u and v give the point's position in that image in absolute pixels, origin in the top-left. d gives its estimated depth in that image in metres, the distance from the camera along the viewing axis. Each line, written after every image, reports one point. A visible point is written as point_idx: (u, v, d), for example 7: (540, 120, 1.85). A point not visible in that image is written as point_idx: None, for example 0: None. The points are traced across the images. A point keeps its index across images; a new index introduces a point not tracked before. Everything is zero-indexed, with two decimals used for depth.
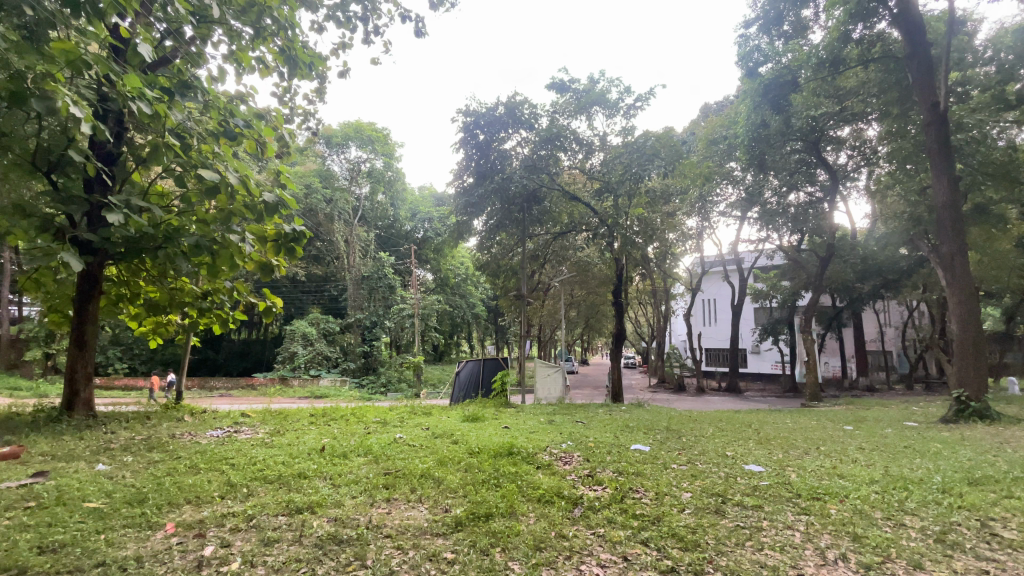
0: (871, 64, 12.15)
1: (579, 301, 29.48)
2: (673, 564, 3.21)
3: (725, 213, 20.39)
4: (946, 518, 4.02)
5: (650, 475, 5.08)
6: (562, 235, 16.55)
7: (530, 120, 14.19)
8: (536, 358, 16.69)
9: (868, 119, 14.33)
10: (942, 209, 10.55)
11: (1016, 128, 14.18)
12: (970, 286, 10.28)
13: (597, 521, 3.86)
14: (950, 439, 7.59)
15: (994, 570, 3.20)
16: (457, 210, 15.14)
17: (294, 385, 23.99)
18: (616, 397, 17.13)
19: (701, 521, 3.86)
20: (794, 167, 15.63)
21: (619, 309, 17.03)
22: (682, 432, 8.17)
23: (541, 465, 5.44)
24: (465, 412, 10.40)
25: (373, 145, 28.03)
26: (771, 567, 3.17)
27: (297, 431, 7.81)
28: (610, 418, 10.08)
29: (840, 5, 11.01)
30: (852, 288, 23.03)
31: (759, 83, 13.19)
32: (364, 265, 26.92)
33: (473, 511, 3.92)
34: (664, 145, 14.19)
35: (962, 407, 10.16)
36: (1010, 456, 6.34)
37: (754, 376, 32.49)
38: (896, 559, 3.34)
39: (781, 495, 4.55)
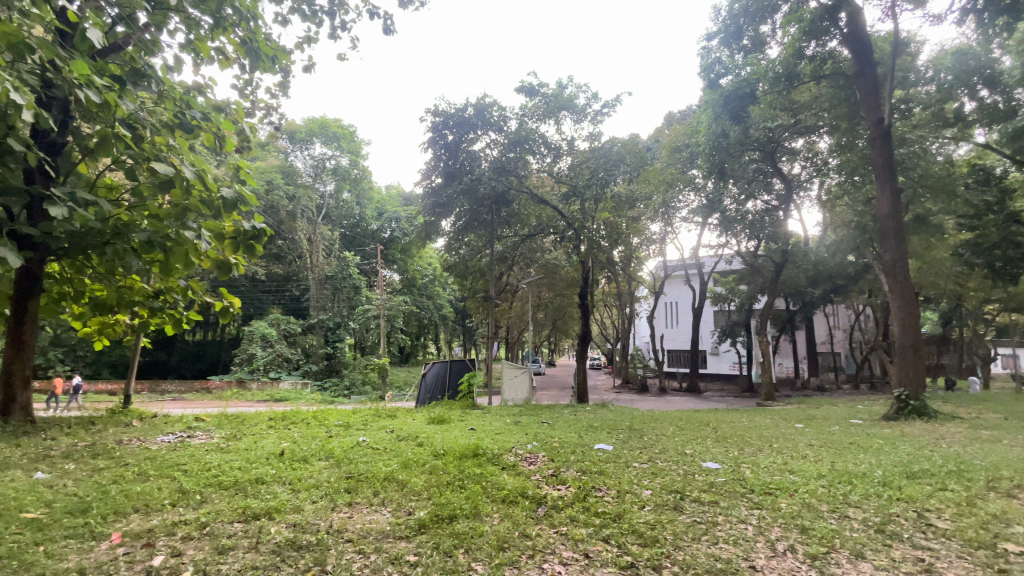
0: (823, 80, 12.76)
1: (546, 302, 29.74)
2: (633, 559, 3.28)
3: (687, 219, 21.01)
4: (886, 510, 4.27)
5: (613, 474, 5.18)
6: (529, 237, 16.58)
7: (499, 122, 14.19)
8: (504, 360, 16.59)
9: (820, 133, 15.28)
10: (886, 218, 11.16)
11: (953, 144, 15.27)
12: (910, 291, 10.91)
13: (561, 520, 3.90)
14: (892, 435, 8.05)
15: (928, 557, 3.42)
16: (424, 210, 14.96)
17: (251, 388, 23.19)
18: (581, 397, 17.36)
19: (660, 518, 3.97)
20: (752, 176, 16.26)
21: (585, 311, 17.20)
22: (643, 431, 8.35)
23: (506, 467, 5.45)
24: (431, 414, 10.31)
25: (338, 142, 27.54)
26: (725, 560, 3.30)
27: (255, 435, 7.56)
28: (575, 418, 10.23)
29: (794, 22, 11.56)
30: (804, 292, 24.14)
31: (719, 94, 13.61)
32: (327, 265, 26.29)
33: (437, 513, 3.91)
34: (629, 151, 14.48)
35: (902, 406, 10.80)
36: (944, 451, 6.78)
37: (712, 376, 33.62)
38: (840, 549, 3.53)
39: (736, 490, 4.73)
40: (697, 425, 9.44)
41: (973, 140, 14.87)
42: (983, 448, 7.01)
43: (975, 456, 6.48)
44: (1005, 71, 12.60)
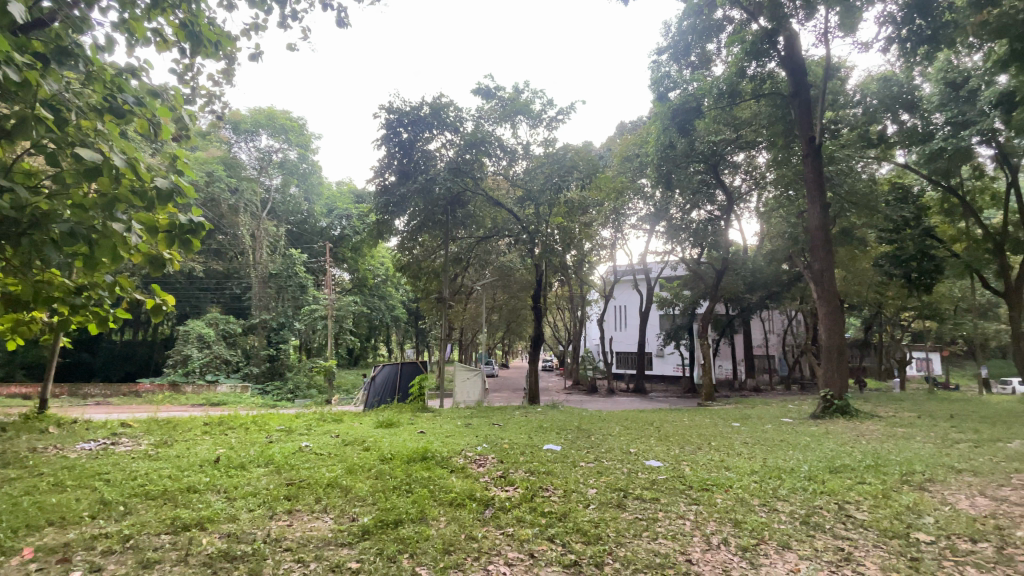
0: (762, 98, 13.54)
1: (500, 305, 29.85)
2: (576, 558, 3.35)
3: (637, 225, 21.75)
4: (811, 503, 4.59)
5: (560, 474, 5.28)
6: (484, 239, 16.52)
7: (455, 123, 14.13)
8: (456, 361, 16.45)
9: (758, 148, 16.25)
10: (815, 230, 11.96)
11: (876, 163, 16.62)
12: (836, 298, 11.73)
13: (507, 521, 3.94)
14: (818, 433, 8.66)
15: (848, 547, 3.69)
16: (376, 209, 14.56)
17: (186, 391, 21.86)
18: (532, 398, 17.53)
19: (604, 515, 4.08)
20: (696, 186, 17.11)
21: (538, 314, 17.33)
22: (591, 431, 8.55)
23: (455, 470, 5.40)
24: (379, 418, 10.09)
25: (286, 135, 26.46)
26: (663, 555, 3.43)
27: (188, 442, 7.12)
28: (525, 420, 10.31)
29: (738, 43, 12.24)
30: (743, 298, 25.51)
31: (668, 107, 14.13)
32: (272, 263, 25.12)
33: (382, 518, 3.84)
34: (582, 159, 15.29)
35: (827, 405, 11.64)
36: (863, 447, 7.35)
37: (658, 377, 34.93)
38: (768, 540, 3.76)
39: (675, 487, 4.94)
40: (642, 424, 9.79)
41: (893, 161, 16.30)
42: (895, 443, 7.65)
43: (888, 451, 7.07)
44: (923, 97, 14.43)
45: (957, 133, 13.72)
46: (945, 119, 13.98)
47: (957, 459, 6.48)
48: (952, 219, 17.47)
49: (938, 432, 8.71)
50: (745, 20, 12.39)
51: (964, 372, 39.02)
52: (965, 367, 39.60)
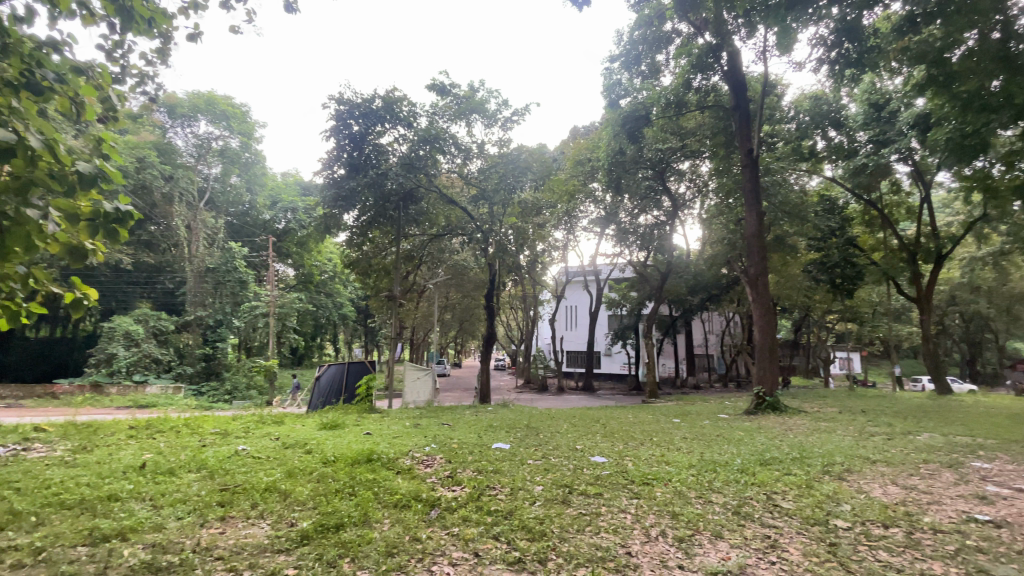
0: (706, 110, 14.19)
1: (453, 304, 29.64)
2: (521, 555, 3.40)
3: (588, 228, 22.23)
4: (742, 494, 4.88)
5: (507, 472, 5.32)
6: (437, 237, 16.41)
7: (409, 118, 13.90)
8: (406, 361, 16.18)
9: (702, 157, 17.02)
10: (752, 237, 12.66)
11: (807, 176, 17.80)
12: (770, 301, 12.45)
13: (453, 521, 3.93)
14: (751, 428, 9.19)
15: (774, 535, 3.94)
16: (324, 202, 14.00)
17: (109, 393, 20.24)
18: (483, 398, 17.55)
19: (549, 512, 4.16)
20: (644, 192, 17.77)
21: (491, 313, 17.33)
22: (540, 429, 8.68)
23: (401, 471, 5.32)
24: (323, 420, 9.77)
25: (228, 122, 24.83)
26: (604, 549, 3.54)
27: (111, 447, 6.62)
28: (475, 419, 10.30)
29: (684, 56, 12.82)
30: (685, 300, 26.64)
31: (619, 113, 14.55)
32: (209, 256, 23.72)
33: (322, 522, 3.73)
34: (535, 160, 15.60)
35: (759, 402, 12.34)
36: (790, 441, 7.87)
37: (606, 376, 35.91)
38: (702, 531, 3.96)
39: (619, 482, 5.10)
40: (589, 421, 10.04)
41: (822, 174, 17.54)
42: (819, 436, 8.24)
43: (812, 444, 7.61)
44: (848, 117, 15.65)
45: (878, 151, 15.23)
46: (867, 137, 15.36)
47: (871, 450, 7.07)
48: (872, 230, 19.01)
49: (856, 426, 9.46)
50: (692, 34, 12.93)
51: (879, 371, 42.57)
52: (882, 366, 43.23)
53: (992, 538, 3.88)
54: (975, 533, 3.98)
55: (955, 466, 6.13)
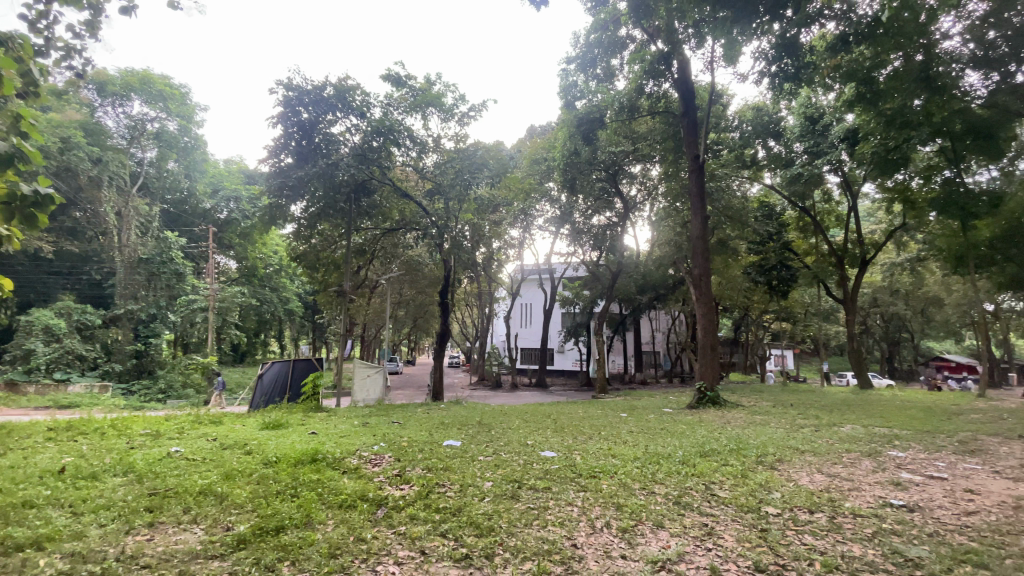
0: (657, 116, 14.66)
1: (406, 300, 29.16)
2: (468, 551, 3.41)
3: (543, 227, 22.46)
4: (683, 484, 5.09)
5: (458, 469, 5.31)
6: (391, 232, 16.14)
7: (362, 108, 13.51)
8: (356, 358, 15.70)
9: (653, 161, 17.59)
10: (697, 240, 13.21)
11: (749, 183, 18.76)
12: (712, 300, 13.04)
13: (400, 519, 3.88)
14: (692, 421, 9.61)
15: (711, 523, 4.14)
16: (269, 192, 13.30)
17: (25, 392, 18.47)
18: (435, 396, 17.35)
19: (497, 507, 4.18)
20: (597, 193, 18.22)
21: (445, 310, 17.17)
22: (492, 426, 8.72)
23: (347, 471, 5.19)
24: (265, 419, 9.36)
25: (165, 102, 23.16)
26: (550, 542, 3.61)
27: (23, 451, 6.08)
28: (426, 417, 10.20)
29: (637, 62, 13.19)
30: (635, 299, 27.46)
31: (574, 115, 15.09)
32: (142, 246, 22.17)
33: (261, 525, 3.59)
34: (492, 157, 15.64)
35: (701, 397, 12.96)
36: (729, 433, 8.29)
37: (558, 373, 36.49)
38: (644, 521, 4.11)
39: (567, 476, 5.21)
40: (539, 417, 10.19)
41: (762, 182, 18.55)
42: (755, 429, 8.73)
43: (749, 436, 8.04)
44: (787, 128, 16.62)
45: (812, 161, 16.19)
46: (803, 149, 16.35)
47: (801, 441, 7.56)
48: (806, 235, 20.29)
49: (788, 419, 10.11)
50: (645, 41, 13.28)
51: (810, 368, 45.59)
52: (812, 363, 46.29)
53: (904, 521, 4.25)
54: (890, 517, 4.35)
55: (873, 455, 6.67)
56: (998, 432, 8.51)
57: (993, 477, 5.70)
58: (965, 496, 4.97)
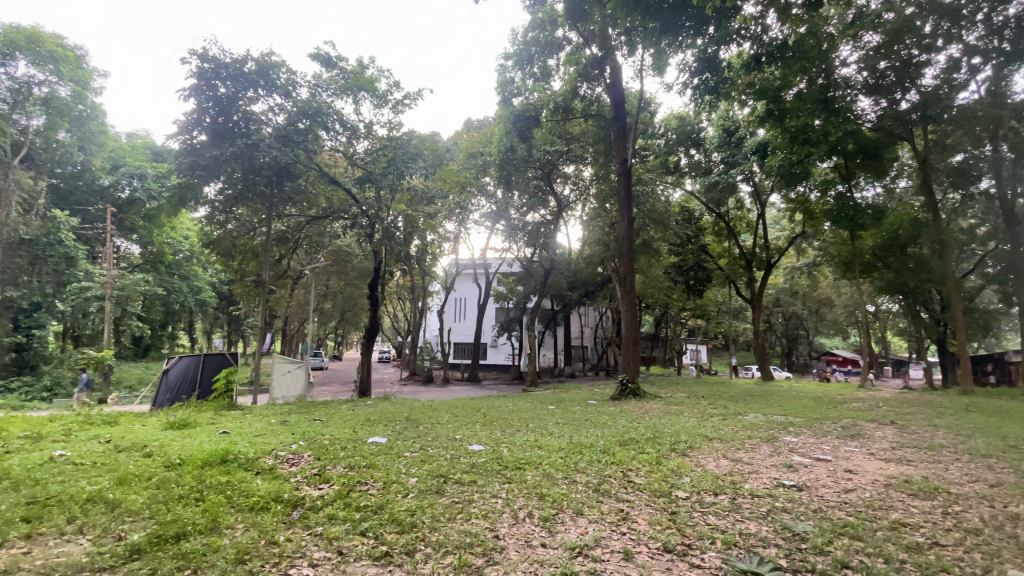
0: (590, 119, 15.12)
1: (334, 292, 28.01)
2: (388, 548, 3.36)
3: (478, 221, 22.45)
4: (602, 472, 5.34)
5: (382, 466, 5.20)
6: (317, 220, 15.38)
7: (287, 86, 12.74)
8: (276, 353, 14.85)
9: (585, 162, 18.14)
10: (623, 239, 13.75)
11: (672, 188, 19.90)
12: (636, 298, 13.65)
13: (317, 520, 3.75)
14: (615, 412, 10.08)
15: (626, 508, 4.37)
16: (178, 171, 12.17)
17: None
18: (362, 392, 16.84)
19: (421, 503, 4.16)
20: (532, 191, 18.53)
21: (374, 303, 16.65)
22: (420, 421, 8.62)
23: (261, 472, 4.92)
24: (168, 418, 8.62)
25: (56, 65, 20.59)
26: (473, 535, 3.64)
27: None
28: (351, 413, 9.87)
29: (572, 64, 13.49)
30: (565, 296, 28.23)
31: (511, 112, 15.16)
32: (25, 225, 19.18)
33: (158, 533, 3.32)
34: (427, 148, 15.43)
35: (624, 389, 13.56)
36: (647, 422, 8.79)
37: (489, 367, 36.74)
38: (565, 509, 4.26)
39: (493, 468, 5.27)
40: (469, 411, 10.22)
41: (684, 188, 19.76)
42: (670, 418, 9.32)
43: (664, 425, 8.57)
44: (707, 139, 17.78)
45: (727, 171, 17.43)
46: (720, 158, 17.61)
47: (710, 429, 8.18)
48: (720, 240, 21.85)
49: (700, 409, 10.88)
50: (581, 44, 13.59)
51: (722, 362, 49.23)
52: (724, 357, 50.02)
53: (794, 499, 4.74)
54: (782, 496, 4.82)
55: (771, 441, 7.35)
56: (873, 418, 9.68)
57: (868, 458, 6.50)
58: (844, 476, 5.63)
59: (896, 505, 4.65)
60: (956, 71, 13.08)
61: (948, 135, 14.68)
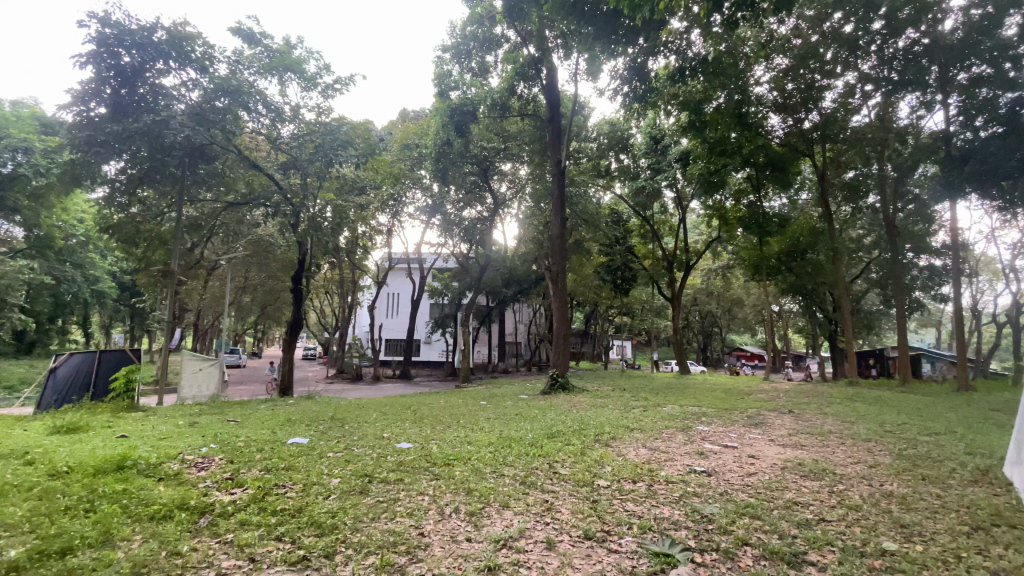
0: (527, 118, 15.26)
1: (255, 285, 26.33)
2: (305, 552, 3.25)
3: (413, 215, 22.02)
4: (529, 465, 5.46)
5: (303, 467, 4.99)
6: (236, 207, 14.35)
7: (203, 61, 11.75)
8: (185, 350, 13.69)
9: (521, 160, 18.34)
10: (556, 238, 14.02)
11: (603, 190, 20.64)
12: (567, 295, 14.01)
13: (228, 527, 3.54)
14: (543, 406, 10.33)
15: (551, 499, 4.50)
16: (71, 146, 10.84)
17: None
18: (284, 390, 16.00)
19: (343, 504, 4.03)
20: (469, 186, 18.50)
21: (298, 297, 15.82)
22: (346, 420, 8.34)
23: (165, 478, 4.54)
24: (54, 422, 7.70)
25: None
26: (398, 533, 3.59)
27: None
28: (270, 413, 9.36)
29: (509, 63, 13.53)
30: (500, 292, 28.43)
31: (447, 105, 14.98)
32: None
33: (39, 548, 2.99)
34: (359, 136, 14.83)
35: (554, 383, 13.87)
36: (573, 415, 9.08)
37: (422, 363, 36.23)
38: (492, 503, 4.31)
39: (421, 466, 5.22)
40: (398, 408, 10.04)
41: (614, 191, 20.57)
42: (595, 411, 9.70)
43: (590, 417, 8.90)
44: (635, 145, 18.62)
45: (654, 177, 18.41)
46: (648, 164, 18.52)
47: (631, 420, 8.60)
48: (646, 241, 22.99)
49: (623, 401, 11.42)
50: (518, 43, 13.67)
51: (646, 356, 51.97)
52: (648, 352, 52.80)
53: (704, 484, 5.11)
54: (693, 481, 5.19)
55: (686, 430, 7.86)
56: (774, 408, 10.66)
57: (768, 444, 7.15)
58: (748, 461, 6.15)
59: (790, 485, 5.17)
60: (851, 96, 14.62)
61: (843, 153, 16.40)
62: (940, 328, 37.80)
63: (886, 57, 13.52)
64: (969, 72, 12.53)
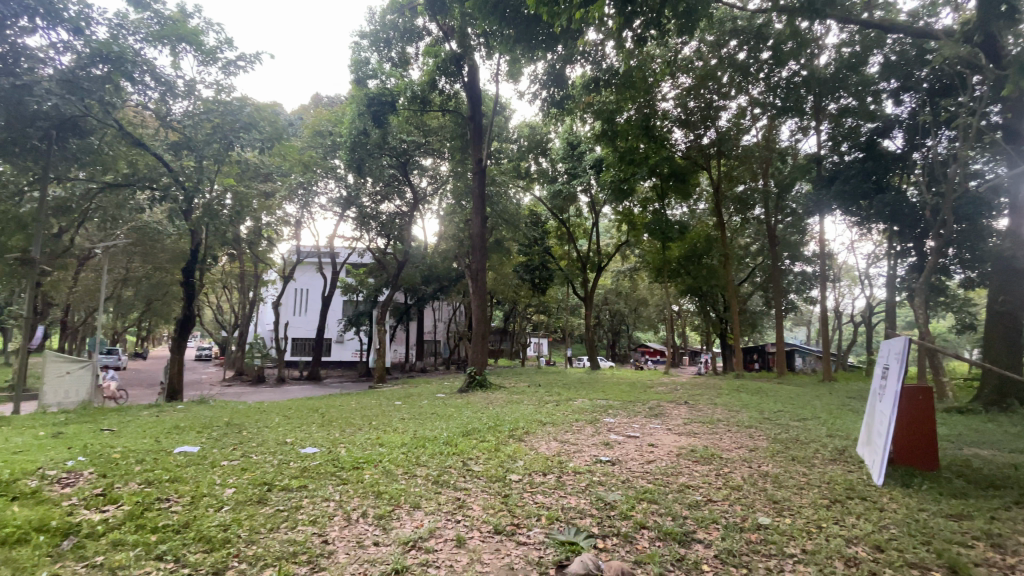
0: (448, 113, 15.01)
1: (137, 279, 23.38)
2: (190, 571, 2.99)
3: (326, 207, 20.95)
4: (442, 464, 5.43)
5: (191, 478, 4.57)
6: (116, 189, 12.71)
7: (77, 21, 10.13)
8: (48, 351, 11.85)
9: (441, 156, 18.14)
10: (476, 236, 14.04)
11: (523, 192, 21.03)
12: (485, 291, 14.12)
13: (99, 548, 3.16)
14: (459, 404, 10.32)
15: (463, 496, 4.52)
16: None
17: None
18: (172, 395, 14.49)
19: (237, 515, 3.77)
20: (386, 179, 17.94)
21: (190, 292, 14.34)
22: (245, 425, 7.75)
23: (19, 497, 3.94)
24: None
25: None
26: (298, 542, 3.43)
27: None
28: (155, 421, 8.42)
29: (431, 56, 13.24)
30: (418, 290, 27.93)
31: (365, 94, 14.44)
32: None
33: None
34: (265, 118, 13.76)
35: (471, 381, 13.90)
36: (488, 412, 9.19)
37: (333, 363, 34.57)
38: (401, 505, 4.24)
39: (327, 471, 5.00)
40: (305, 411, 9.51)
41: (532, 193, 21.05)
42: (510, 407, 9.88)
43: (504, 414, 9.05)
44: (554, 148, 19.20)
45: (570, 180, 19.12)
46: (565, 168, 19.17)
47: (543, 415, 8.87)
48: (562, 243, 23.79)
49: (536, 397, 11.74)
50: (440, 37, 13.49)
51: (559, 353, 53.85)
52: (562, 348, 54.73)
53: (608, 473, 5.42)
54: (599, 471, 5.48)
55: (594, 422, 8.26)
56: (672, 399, 11.54)
57: (666, 433, 7.73)
58: (648, 450, 6.59)
59: (684, 471, 5.63)
60: (743, 117, 16.18)
61: (735, 168, 18.12)
62: (810, 326, 43.21)
63: (773, 84, 14.08)
64: (838, 103, 14.39)
